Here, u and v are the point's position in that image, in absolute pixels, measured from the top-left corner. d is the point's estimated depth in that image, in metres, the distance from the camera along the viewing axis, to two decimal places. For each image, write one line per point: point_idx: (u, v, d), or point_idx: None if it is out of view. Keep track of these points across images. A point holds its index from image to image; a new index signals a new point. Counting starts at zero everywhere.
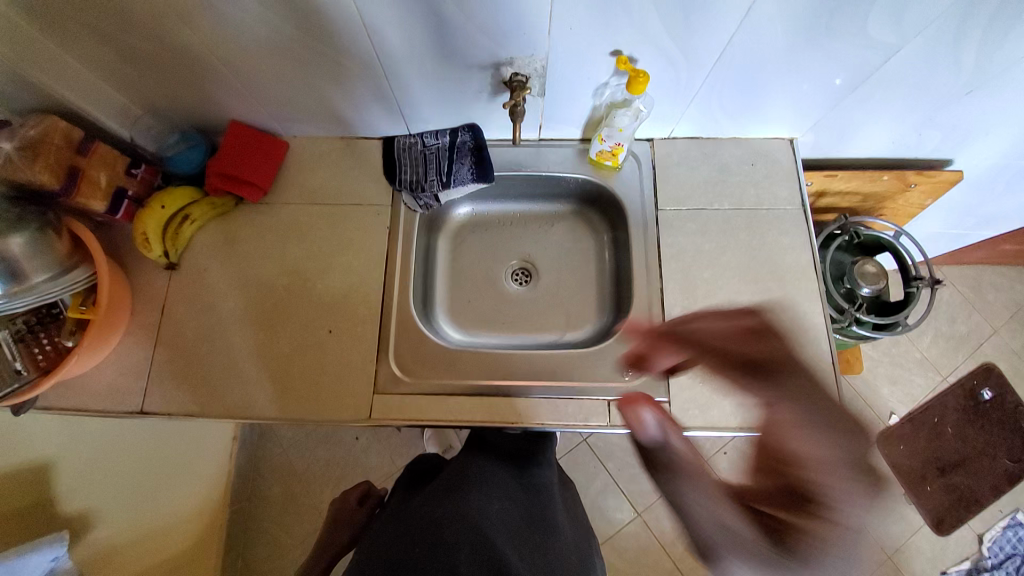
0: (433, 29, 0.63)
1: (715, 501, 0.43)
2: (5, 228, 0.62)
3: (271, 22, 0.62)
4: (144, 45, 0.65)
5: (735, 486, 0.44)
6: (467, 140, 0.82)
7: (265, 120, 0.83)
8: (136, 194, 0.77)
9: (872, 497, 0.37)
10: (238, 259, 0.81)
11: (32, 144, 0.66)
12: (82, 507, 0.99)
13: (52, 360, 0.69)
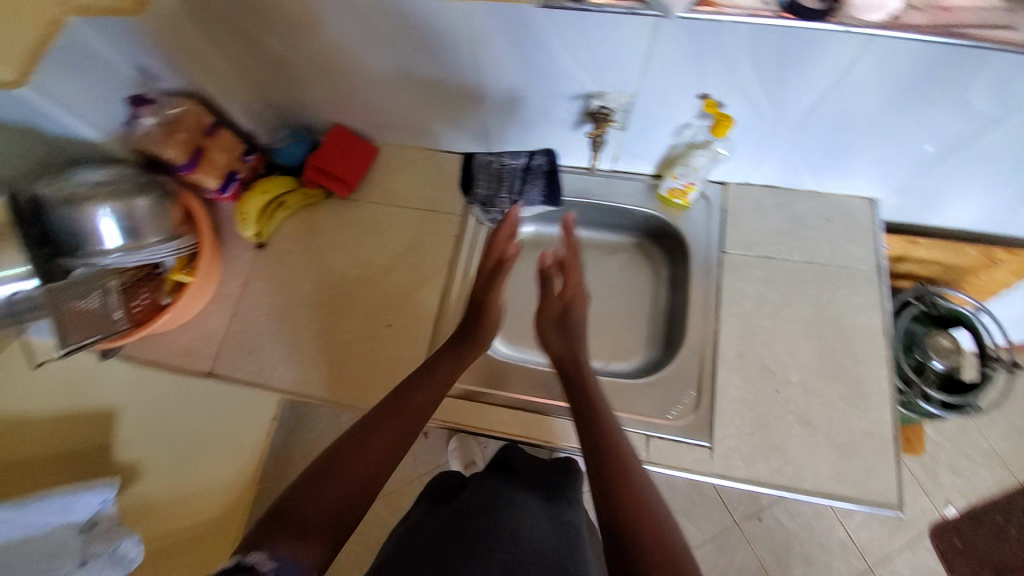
0: (534, 58, 0.67)
1: (553, 327, 0.76)
2: (135, 191, 0.70)
3: (389, 38, 0.68)
4: (277, 48, 0.74)
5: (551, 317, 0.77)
6: (543, 163, 0.87)
7: (361, 125, 0.90)
8: (244, 178, 0.87)
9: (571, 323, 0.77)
10: (317, 248, 0.88)
11: (171, 123, 0.76)
12: (135, 457, 1.04)
13: (143, 317, 0.76)
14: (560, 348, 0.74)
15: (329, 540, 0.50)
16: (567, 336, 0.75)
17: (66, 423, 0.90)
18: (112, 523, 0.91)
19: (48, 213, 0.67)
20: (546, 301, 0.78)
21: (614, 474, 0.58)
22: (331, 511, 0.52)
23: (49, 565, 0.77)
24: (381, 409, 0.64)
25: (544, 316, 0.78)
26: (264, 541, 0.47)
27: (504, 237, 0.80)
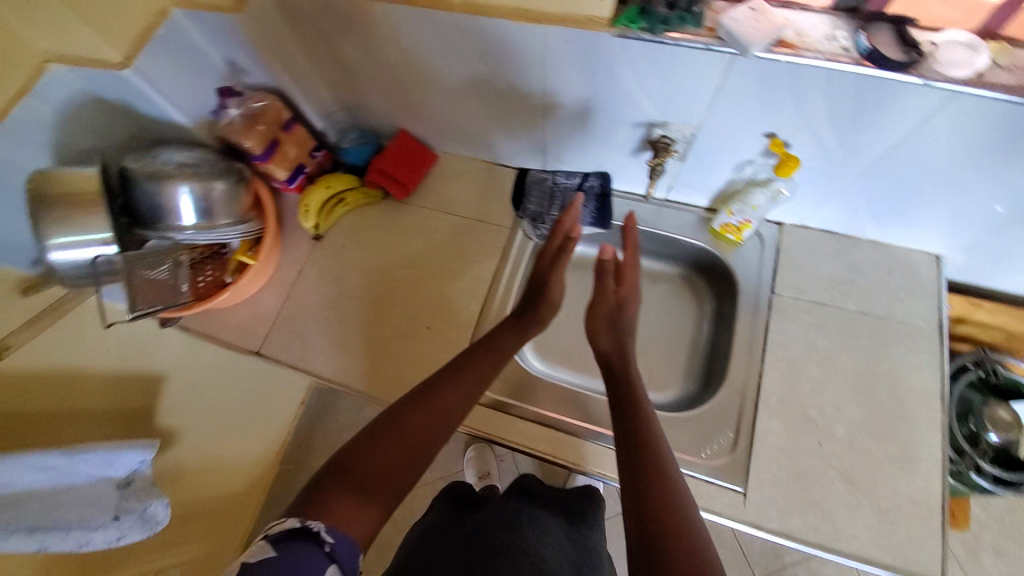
0: (604, 86, 0.68)
1: (604, 321, 0.76)
2: (214, 175, 0.74)
3: (464, 56, 0.71)
4: (357, 57, 0.78)
5: (606, 311, 0.76)
6: (595, 185, 0.88)
7: (425, 133, 0.93)
8: (310, 172, 0.92)
9: (622, 312, 0.76)
10: (369, 245, 0.91)
11: (253, 115, 0.80)
12: (173, 425, 1.08)
13: (205, 292, 0.80)
14: (608, 345, 0.73)
15: (381, 510, 0.51)
16: (618, 334, 0.74)
17: (121, 383, 0.96)
18: (149, 483, 0.94)
19: (133, 186, 0.71)
20: (601, 294, 0.78)
21: (649, 471, 0.54)
22: (385, 479, 0.53)
23: (84, 516, 0.81)
24: (432, 381, 0.64)
25: (598, 309, 0.77)
26: (320, 499, 0.49)
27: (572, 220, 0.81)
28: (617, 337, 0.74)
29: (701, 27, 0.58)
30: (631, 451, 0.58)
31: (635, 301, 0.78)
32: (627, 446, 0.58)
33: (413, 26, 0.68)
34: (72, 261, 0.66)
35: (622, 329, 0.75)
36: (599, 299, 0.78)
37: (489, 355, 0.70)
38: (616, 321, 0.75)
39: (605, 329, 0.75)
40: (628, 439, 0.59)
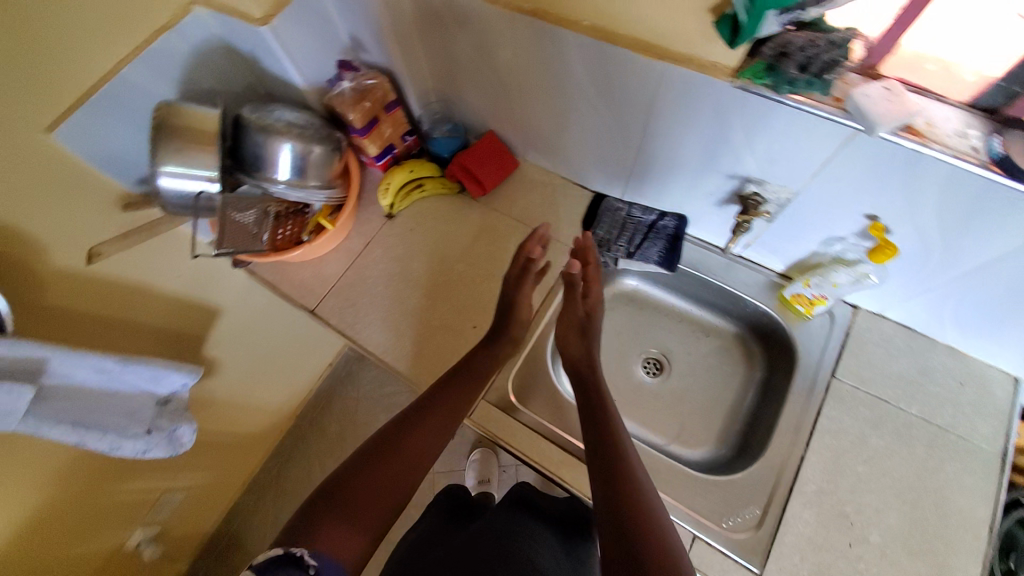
0: (710, 132, 0.67)
1: (572, 329, 0.79)
2: (317, 139, 0.79)
3: (577, 76, 0.72)
4: (469, 57, 0.80)
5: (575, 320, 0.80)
6: (670, 225, 0.86)
7: (514, 139, 0.95)
8: (398, 154, 0.95)
9: (589, 323, 0.80)
10: (435, 234, 0.94)
11: (363, 90, 0.84)
12: (213, 358, 1.14)
13: (281, 245, 0.86)
14: (579, 352, 0.77)
15: (369, 533, 0.57)
16: (589, 344, 0.78)
17: (184, 311, 1.02)
18: (184, 407, 1.00)
19: (244, 133, 0.76)
20: (570, 306, 0.80)
21: (623, 494, 0.59)
22: (374, 505, 0.60)
23: (122, 423, 0.86)
24: (416, 412, 0.71)
25: (566, 320, 0.80)
26: (312, 525, 0.55)
27: (530, 243, 0.84)
28: (582, 343, 0.78)
29: (828, 95, 0.57)
30: (606, 472, 0.62)
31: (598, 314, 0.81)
32: (602, 467, 0.63)
33: (534, 41, 0.70)
34: (179, 191, 0.71)
35: (587, 338, 0.78)
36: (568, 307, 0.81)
37: (458, 384, 0.73)
38: (584, 330, 0.79)
39: (575, 338, 0.79)
40: (602, 460, 0.64)
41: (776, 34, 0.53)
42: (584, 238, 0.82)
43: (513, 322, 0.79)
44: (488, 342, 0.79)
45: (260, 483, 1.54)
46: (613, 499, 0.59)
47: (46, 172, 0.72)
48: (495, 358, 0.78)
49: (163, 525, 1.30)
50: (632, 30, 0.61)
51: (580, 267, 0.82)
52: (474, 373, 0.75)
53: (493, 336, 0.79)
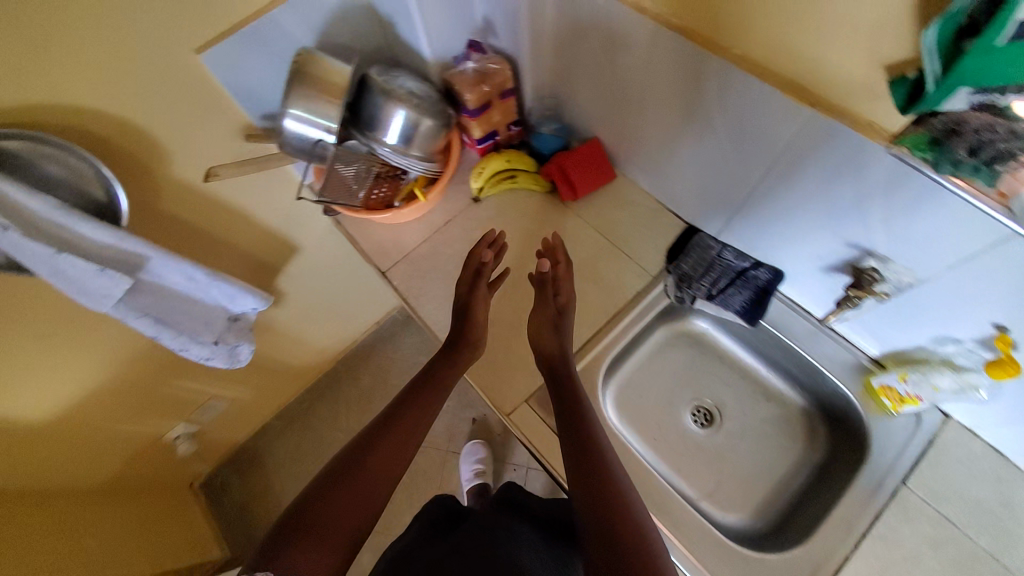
0: (840, 192, 0.62)
1: (541, 325, 0.79)
2: (430, 112, 0.81)
3: (705, 104, 0.69)
4: (598, 60, 0.78)
5: (542, 318, 0.80)
6: (761, 276, 0.80)
7: (619, 150, 0.91)
8: (499, 141, 0.96)
9: (557, 318, 0.79)
10: (516, 229, 0.94)
11: (485, 74, 0.86)
12: (283, 290, 1.21)
13: (372, 205, 0.89)
14: (552, 346, 0.77)
15: (337, 554, 0.62)
16: (559, 337, 0.78)
17: (270, 241, 1.09)
18: (248, 327, 1.08)
19: (366, 93, 0.79)
20: (541, 304, 0.80)
21: (602, 502, 0.63)
22: (343, 523, 0.64)
23: (196, 330, 0.94)
24: (384, 426, 0.75)
25: (537, 320, 0.80)
26: (281, 553, 0.60)
27: (482, 246, 0.86)
28: (549, 335, 0.78)
29: (994, 187, 0.49)
30: (585, 476, 0.65)
31: (569, 310, 0.81)
32: (580, 471, 0.66)
33: (675, 60, 0.67)
34: (301, 134, 0.74)
35: (557, 332, 0.78)
36: (541, 303, 0.81)
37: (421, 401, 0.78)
38: (552, 323, 0.79)
39: (547, 333, 0.78)
40: (580, 463, 0.67)
41: (945, 111, 0.47)
42: (550, 250, 0.82)
43: (470, 325, 0.82)
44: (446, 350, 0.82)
45: (291, 413, 1.64)
46: (591, 503, 0.63)
47: (187, 87, 0.78)
48: (454, 363, 0.81)
49: (202, 426, 1.41)
50: (789, 68, 0.57)
51: (551, 266, 0.82)
52: (435, 383, 0.80)
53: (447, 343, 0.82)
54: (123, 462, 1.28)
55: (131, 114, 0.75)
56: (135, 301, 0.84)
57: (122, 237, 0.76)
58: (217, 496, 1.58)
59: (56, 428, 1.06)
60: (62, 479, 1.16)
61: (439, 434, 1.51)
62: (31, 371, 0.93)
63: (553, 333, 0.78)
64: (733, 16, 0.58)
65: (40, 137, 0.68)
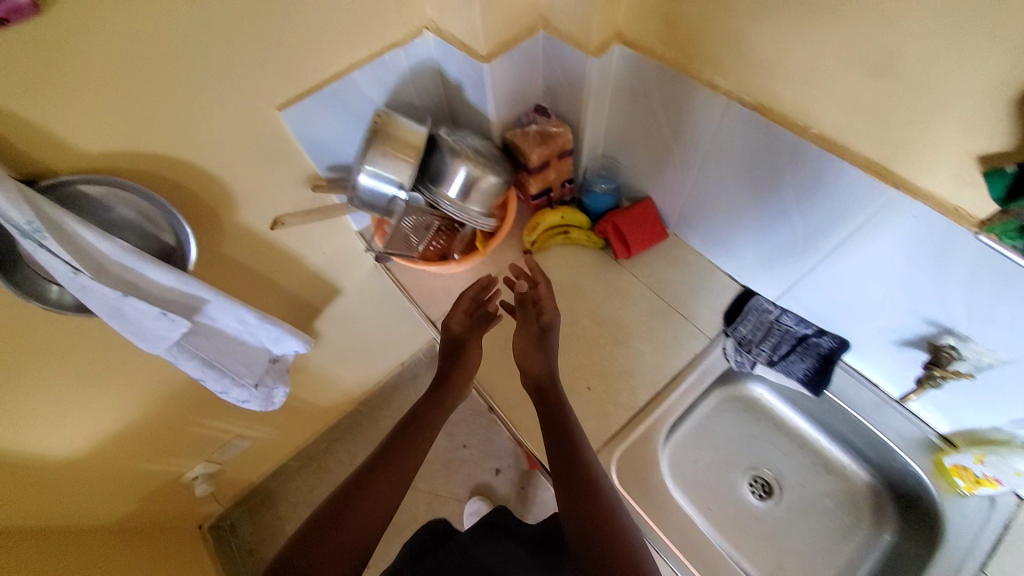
0: (919, 268, 0.63)
1: (525, 345, 0.81)
2: (494, 169, 0.83)
3: (773, 176, 0.71)
4: (664, 126, 0.81)
5: (525, 337, 0.81)
6: (823, 344, 0.80)
7: (671, 212, 0.93)
8: (553, 197, 0.97)
9: (541, 335, 0.81)
10: (567, 282, 0.93)
11: (546, 135, 0.88)
12: (319, 332, 1.21)
13: (428, 256, 0.92)
14: (539, 368, 0.78)
15: None
16: (541, 354, 0.79)
17: (315, 282, 1.09)
18: (285, 368, 1.07)
19: (434, 152, 0.83)
20: (525, 323, 0.82)
21: (595, 527, 0.63)
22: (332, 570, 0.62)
23: (238, 371, 0.92)
24: (370, 468, 0.74)
25: (522, 340, 0.82)
26: None
27: (479, 290, 0.89)
28: (534, 355, 0.79)
29: None
30: (579, 503, 0.66)
31: (551, 329, 0.82)
32: (574, 497, 0.67)
33: (744, 134, 0.71)
34: (373, 188, 0.78)
35: (544, 350, 0.80)
36: (526, 323, 0.82)
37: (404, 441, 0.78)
38: (537, 341, 0.80)
39: (531, 354, 0.80)
40: (572, 490, 0.67)
41: None
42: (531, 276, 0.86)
43: (462, 365, 0.85)
44: (432, 395, 0.84)
45: (308, 454, 1.59)
46: (585, 529, 0.64)
47: (268, 137, 0.81)
48: (439, 404, 0.84)
49: (221, 466, 1.36)
50: (869, 151, 0.60)
51: (532, 287, 0.85)
52: (422, 428, 0.80)
53: (435, 387, 0.85)
54: (141, 498, 1.23)
55: (209, 161, 0.77)
56: (191, 342, 0.84)
57: (186, 282, 0.76)
58: (224, 540, 1.50)
59: (84, 463, 1.03)
60: (81, 515, 1.12)
61: (461, 484, 1.47)
62: (71, 405, 0.91)
63: (540, 352, 0.80)
64: (812, 97, 0.61)
65: (122, 183, 0.69)
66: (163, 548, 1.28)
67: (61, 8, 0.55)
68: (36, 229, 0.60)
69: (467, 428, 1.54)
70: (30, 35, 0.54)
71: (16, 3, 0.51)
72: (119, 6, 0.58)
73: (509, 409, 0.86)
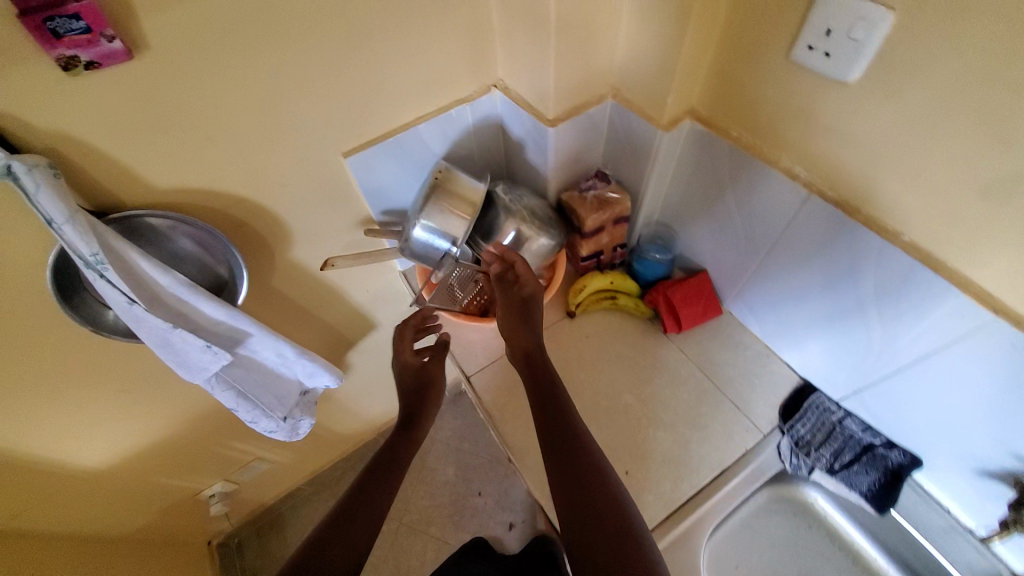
0: (1011, 401, 0.58)
1: (508, 316, 0.85)
2: (545, 230, 0.83)
3: (850, 271, 0.67)
4: (730, 204, 0.78)
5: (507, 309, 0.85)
6: (892, 458, 0.75)
7: (729, 290, 0.88)
8: (603, 260, 0.94)
9: (524, 309, 0.85)
10: (611, 350, 0.90)
11: (603, 200, 0.86)
12: (351, 364, 1.20)
13: (470, 310, 0.92)
14: (525, 338, 0.84)
15: None
16: (525, 326, 0.85)
17: (354, 318, 1.09)
18: (314, 400, 1.06)
19: (489, 207, 0.83)
20: (508, 299, 0.84)
21: (598, 527, 0.66)
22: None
23: (269, 404, 0.92)
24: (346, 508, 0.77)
25: (506, 315, 0.85)
26: None
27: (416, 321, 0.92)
28: (520, 328, 0.85)
29: None
30: (580, 502, 0.68)
31: (533, 301, 0.85)
32: (575, 495, 0.69)
33: (824, 229, 0.67)
34: (426, 241, 0.79)
35: (530, 324, 0.85)
36: (512, 301, 0.84)
37: (376, 481, 0.82)
38: (522, 315, 0.85)
39: (517, 325, 0.85)
40: (572, 487, 0.70)
41: None
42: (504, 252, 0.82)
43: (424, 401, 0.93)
44: (400, 428, 0.91)
45: (322, 480, 1.57)
46: (588, 526, 0.66)
47: (329, 181, 0.82)
48: (408, 440, 0.90)
49: (238, 486, 1.35)
50: (968, 269, 0.56)
51: (512, 268, 0.83)
52: (392, 467, 0.85)
53: (405, 425, 0.91)
54: (157, 512, 1.23)
55: (273, 201, 0.78)
56: (228, 372, 0.84)
57: (233, 316, 0.76)
58: (230, 560, 1.48)
59: (110, 475, 1.04)
60: (99, 524, 1.12)
61: (473, 533, 1.42)
62: (106, 419, 0.92)
63: (524, 325, 0.85)
64: (904, 199, 0.58)
65: (185, 219, 0.70)
66: (171, 564, 1.27)
67: (155, 56, 0.56)
68: (99, 261, 0.60)
69: (485, 475, 1.50)
70: (125, 79, 0.57)
71: (109, 48, 0.53)
72: (213, 55, 0.60)
73: (540, 482, 0.82)
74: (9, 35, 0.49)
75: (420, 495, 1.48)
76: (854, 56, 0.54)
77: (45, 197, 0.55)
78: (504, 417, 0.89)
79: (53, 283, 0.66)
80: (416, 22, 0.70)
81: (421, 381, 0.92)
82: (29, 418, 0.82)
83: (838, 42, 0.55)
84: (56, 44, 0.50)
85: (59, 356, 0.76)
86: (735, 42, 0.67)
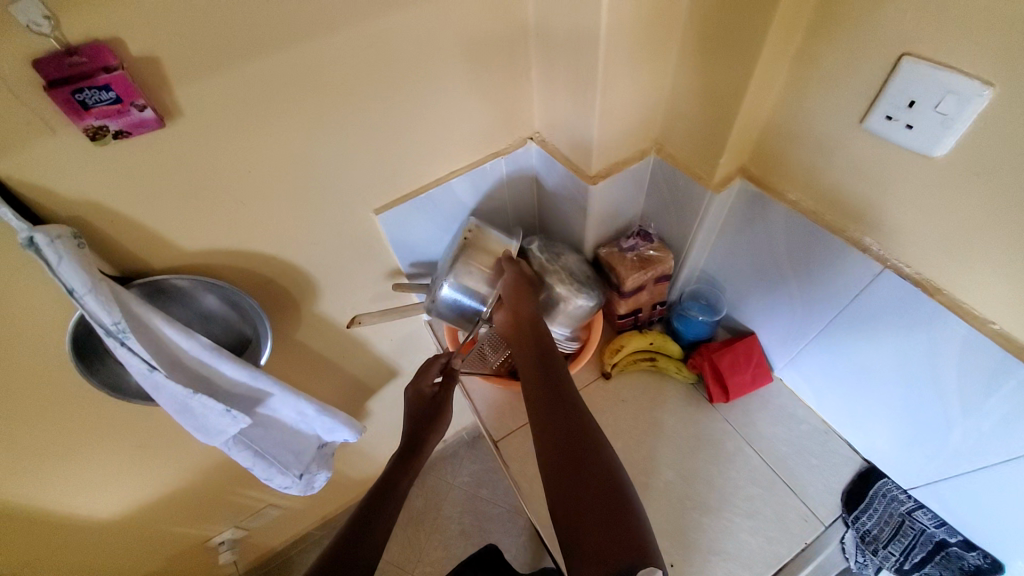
0: None
1: (518, 292, 0.74)
2: (583, 290, 0.79)
3: (931, 352, 0.60)
4: (788, 268, 0.72)
5: (513, 281, 0.75)
6: (971, 560, 0.70)
7: (780, 355, 0.82)
8: (641, 318, 0.89)
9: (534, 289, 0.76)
10: (650, 419, 0.83)
11: (644, 259, 0.82)
12: (368, 413, 1.15)
13: (501, 372, 0.88)
14: (530, 315, 0.74)
15: None
16: (535, 304, 0.75)
17: (376, 368, 1.04)
18: (331, 453, 1.00)
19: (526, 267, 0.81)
20: (516, 274, 0.75)
21: (585, 513, 0.56)
22: None
23: (287, 462, 0.87)
24: (344, 545, 0.67)
25: (514, 292, 0.74)
26: None
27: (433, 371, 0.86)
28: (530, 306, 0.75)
29: None
30: (568, 487, 0.59)
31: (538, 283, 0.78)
32: (563, 478, 0.59)
33: (898, 307, 0.61)
34: (454, 299, 0.75)
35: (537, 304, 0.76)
36: (523, 278, 0.75)
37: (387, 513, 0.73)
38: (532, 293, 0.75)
39: (524, 301, 0.75)
40: (565, 475, 0.60)
41: None
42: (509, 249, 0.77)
43: (428, 431, 0.84)
44: (399, 458, 0.81)
45: (335, 522, 1.51)
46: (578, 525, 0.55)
47: (358, 235, 0.78)
48: (409, 470, 0.80)
49: (249, 531, 1.30)
50: None
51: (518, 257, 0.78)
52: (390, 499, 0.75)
53: (408, 449, 0.82)
54: (167, 558, 1.19)
55: (299, 259, 0.75)
56: (245, 433, 0.79)
57: (255, 378, 0.72)
58: None
59: (118, 528, 1.00)
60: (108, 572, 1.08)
61: None
62: (117, 475, 0.88)
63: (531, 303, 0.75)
64: (997, 286, 0.52)
65: (212, 282, 0.67)
66: None
67: (184, 122, 0.54)
68: (122, 329, 0.56)
69: (501, 526, 1.42)
70: (154, 146, 0.54)
71: (140, 117, 0.50)
72: (245, 119, 0.57)
73: None
74: (39, 108, 0.47)
75: (433, 545, 1.41)
76: (941, 130, 0.49)
77: (67, 268, 0.52)
78: (533, 490, 0.82)
79: (74, 351, 0.63)
80: (452, 78, 0.67)
81: (433, 408, 0.84)
82: (39, 478, 0.78)
83: (924, 115, 0.49)
84: (84, 115, 0.48)
85: (75, 417, 0.73)
86: (796, 104, 0.62)
